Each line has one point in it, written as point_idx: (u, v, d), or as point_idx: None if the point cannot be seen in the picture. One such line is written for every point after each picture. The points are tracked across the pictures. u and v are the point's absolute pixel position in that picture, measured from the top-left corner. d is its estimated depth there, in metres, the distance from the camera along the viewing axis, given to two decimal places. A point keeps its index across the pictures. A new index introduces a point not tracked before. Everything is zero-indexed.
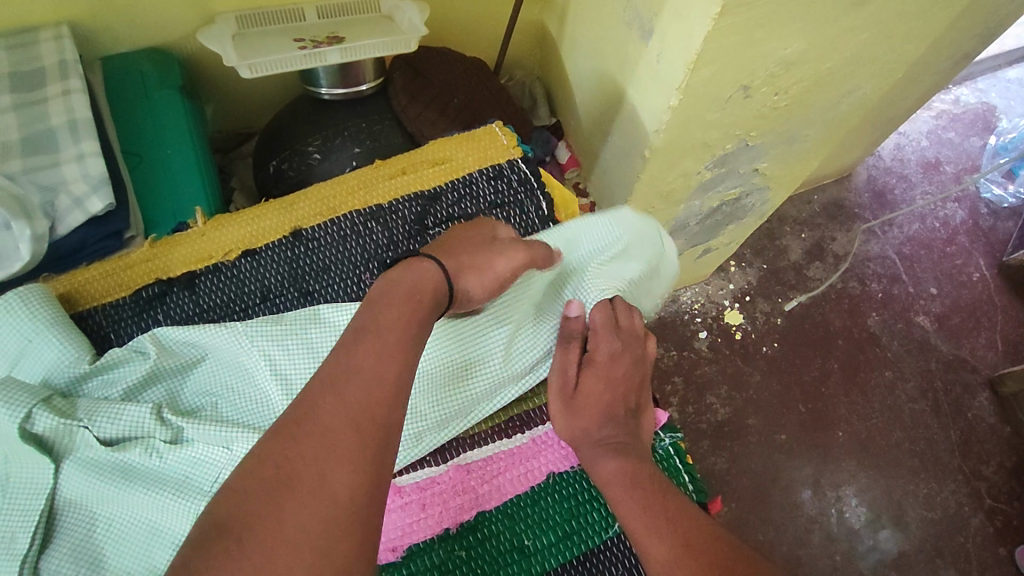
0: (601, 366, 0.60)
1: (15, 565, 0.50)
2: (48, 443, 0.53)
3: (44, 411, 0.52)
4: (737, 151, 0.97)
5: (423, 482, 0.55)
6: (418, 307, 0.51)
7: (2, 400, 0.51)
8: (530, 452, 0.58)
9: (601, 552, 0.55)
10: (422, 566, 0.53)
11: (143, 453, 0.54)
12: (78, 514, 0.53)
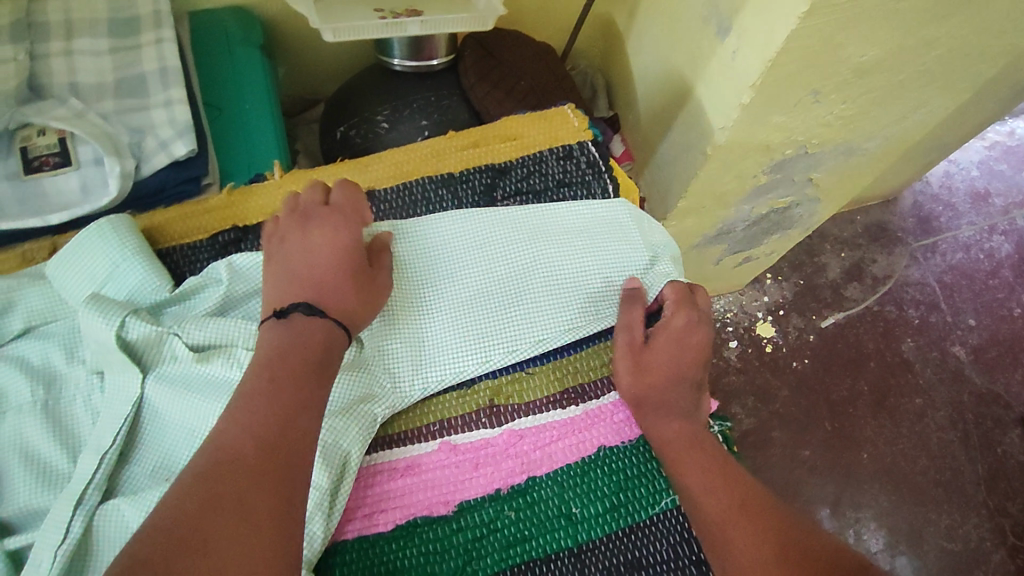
0: (675, 330, 0.61)
1: (99, 459, 0.53)
2: (138, 352, 0.56)
3: (135, 320, 0.55)
4: (796, 157, 0.96)
5: (477, 443, 0.57)
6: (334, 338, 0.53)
7: (96, 310, 0.54)
8: (584, 423, 0.59)
9: (647, 527, 0.55)
10: (471, 522, 0.54)
11: (223, 364, 0.56)
12: (161, 423, 0.56)
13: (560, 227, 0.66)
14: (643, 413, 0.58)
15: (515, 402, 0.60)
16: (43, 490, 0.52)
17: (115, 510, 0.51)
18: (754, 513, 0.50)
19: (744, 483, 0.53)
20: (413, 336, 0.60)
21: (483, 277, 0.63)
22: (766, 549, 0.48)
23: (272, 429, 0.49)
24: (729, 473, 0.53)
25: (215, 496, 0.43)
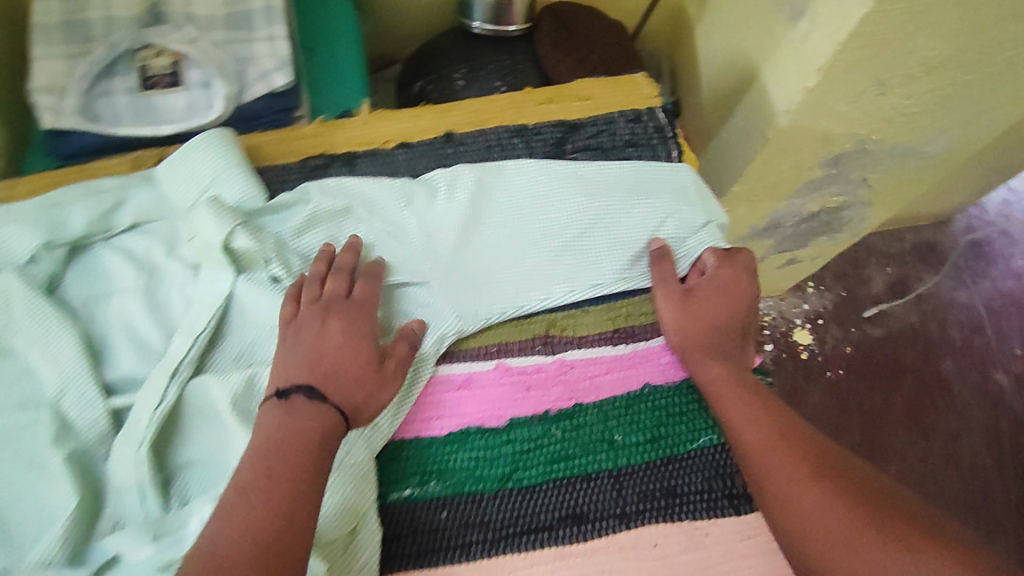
0: (715, 278, 0.64)
1: (191, 338, 0.59)
2: (237, 257, 0.61)
3: (242, 231, 0.59)
4: (854, 154, 0.97)
5: (529, 367, 0.61)
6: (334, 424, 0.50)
7: (212, 215, 0.59)
8: (632, 361, 0.62)
9: (684, 461, 0.58)
10: (520, 436, 0.58)
11: (310, 275, 0.62)
12: (246, 317, 0.62)
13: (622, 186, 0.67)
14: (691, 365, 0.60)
15: (569, 335, 0.62)
16: (141, 362, 0.59)
17: (204, 384, 0.58)
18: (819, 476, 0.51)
19: (810, 450, 0.53)
20: (475, 269, 0.62)
21: (545, 225, 0.64)
22: (838, 515, 0.49)
23: (310, 401, 0.50)
24: (795, 438, 0.54)
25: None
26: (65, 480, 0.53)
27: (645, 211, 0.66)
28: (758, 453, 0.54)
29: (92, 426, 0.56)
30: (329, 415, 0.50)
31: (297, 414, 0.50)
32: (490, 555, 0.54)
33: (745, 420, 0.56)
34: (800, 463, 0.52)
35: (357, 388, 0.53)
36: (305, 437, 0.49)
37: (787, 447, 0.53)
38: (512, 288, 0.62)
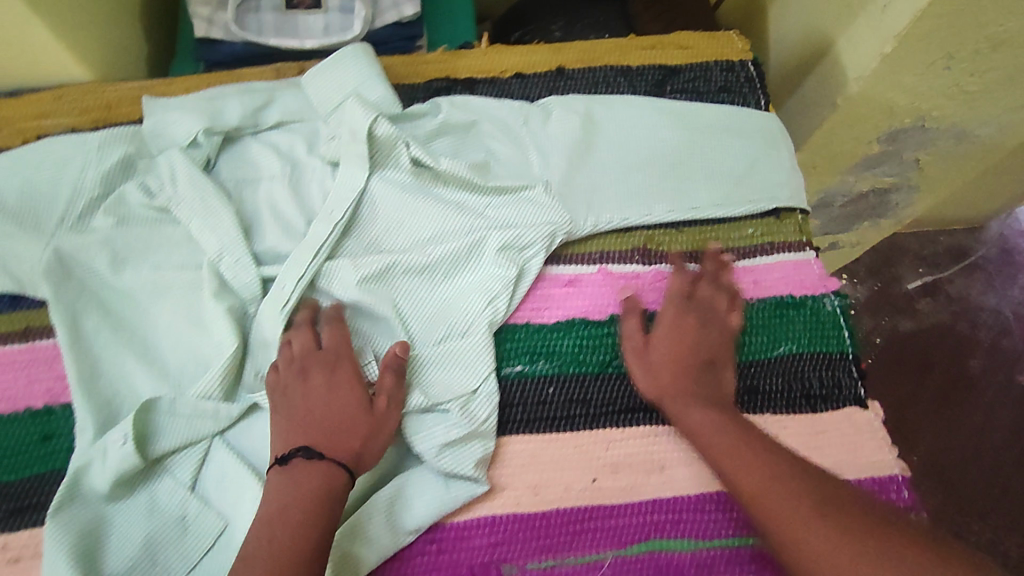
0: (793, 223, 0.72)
1: (330, 224, 0.64)
2: (376, 146, 0.67)
3: (385, 122, 0.66)
4: (910, 132, 1.02)
5: (630, 273, 0.67)
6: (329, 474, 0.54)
7: (364, 104, 0.67)
8: (721, 275, 0.67)
9: (766, 364, 0.64)
10: (620, 329, 0.65)
11: (434, 180, 0.68)
12: (372, 213, 0.67)
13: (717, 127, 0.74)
14: (676, 402, 0.59)
15: (665, 249, 0.69)
16: (287, 239, 0.66)
17: (338, 267, 0.63)
18: (823, 513, 0.50)
19: (811, 488, 0.52)
20: (585, 183, 0.69)
21: (648, 149, 0.72)
22: (841, 548, 0.48)
23: (308, 461, 0.54)
24: (797, 476, 0.53)
25: None
26: (224, 329, 0.61)
27: (737, 148, 0.73)
28: (755, 496, 0.53)
29: (245, 288, 0.63)
30: (326, 471, 0.54)
31: (296, 474, 0.53)
32: (591, 427, 0.61)
33: (740, 460, 0.55)
34: (805, 499, 0.51)
35: (350, 436, 0.56)
36: (304, 491, 0.52)
37: (785, 487, 0.52)
38: (614, 209, 0.68)
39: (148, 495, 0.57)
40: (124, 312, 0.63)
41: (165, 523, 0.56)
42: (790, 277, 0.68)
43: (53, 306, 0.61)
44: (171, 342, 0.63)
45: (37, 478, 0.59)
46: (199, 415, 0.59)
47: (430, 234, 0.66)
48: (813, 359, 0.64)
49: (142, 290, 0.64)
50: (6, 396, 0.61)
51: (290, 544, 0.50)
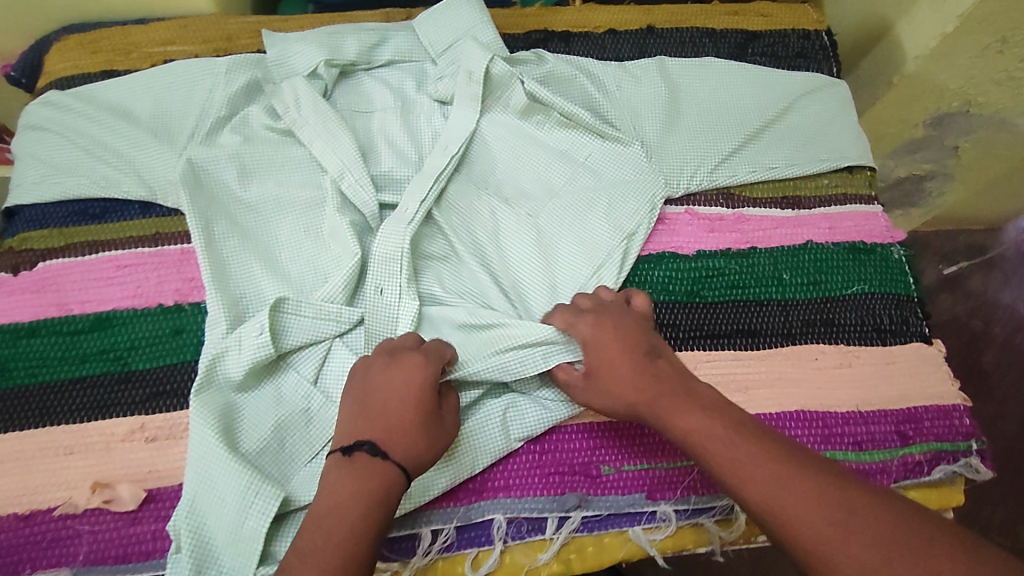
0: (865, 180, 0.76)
1: (447, 154, 0.70)
2: (490, 83, 0.73)
3: (500, 61, 0.72)
4: (955, 116, 1.04)
5: (714, 214, 0.72)
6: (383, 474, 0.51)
7: (479, 45, 0.73)
8: (797, 222, 0.73)
9: (838, 303, 0.69)
10: (706, 264, 0.70)
11: (539, 121, 0.73)
12: (481, 152, 0.72)
13: (797, 85, 0.78)
14: (656, 415, 0.53)
15: (746, 195, 0.73)
16: (400, 165, 0.71)
17: (456, 200, 0.70)
18: (821, 491, 0.45)
19: (805, 468, 0.47)
20: (672, 130, 0.73)
21: (730, 103, 0.76)
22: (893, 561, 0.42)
23: (370, 459, 0.51)
24: (784, 461, 0.47)
25: None
26: (346, 241, 0.66)
27: (814, 108, 0.77)
28: (742, 476, 0.48)
29: (364, 206, 0.68)
30: (387, 472, 0.51)
31: (356, 471, 0.51)
32: (680, 349, 0.67)
33: (719, 445, 0.49)
34: (795, 483, 0.46)
35: (410, 443, 0.53)
36: (362, 484, 0.50)
37: (771, 470, 0.47)
38: (702, 160, 0.72)
39: (275, 387, 0.62)
40: (249, 222, 0.68)
41: (290, 413, 0.61)
42: (863, 227, 0.73)
43: (188, 211, 0.65)
44: (292, 252, 0.67)
45: (171, 368, 0.63)
46: (322, 317, 0.63)
47: (538, 172, 0.71)
48: (884, 299, 0.70)
49: (267, 204, 0.69)
50: (140, 293, 0.66)
51: (337, 542, 0.48)
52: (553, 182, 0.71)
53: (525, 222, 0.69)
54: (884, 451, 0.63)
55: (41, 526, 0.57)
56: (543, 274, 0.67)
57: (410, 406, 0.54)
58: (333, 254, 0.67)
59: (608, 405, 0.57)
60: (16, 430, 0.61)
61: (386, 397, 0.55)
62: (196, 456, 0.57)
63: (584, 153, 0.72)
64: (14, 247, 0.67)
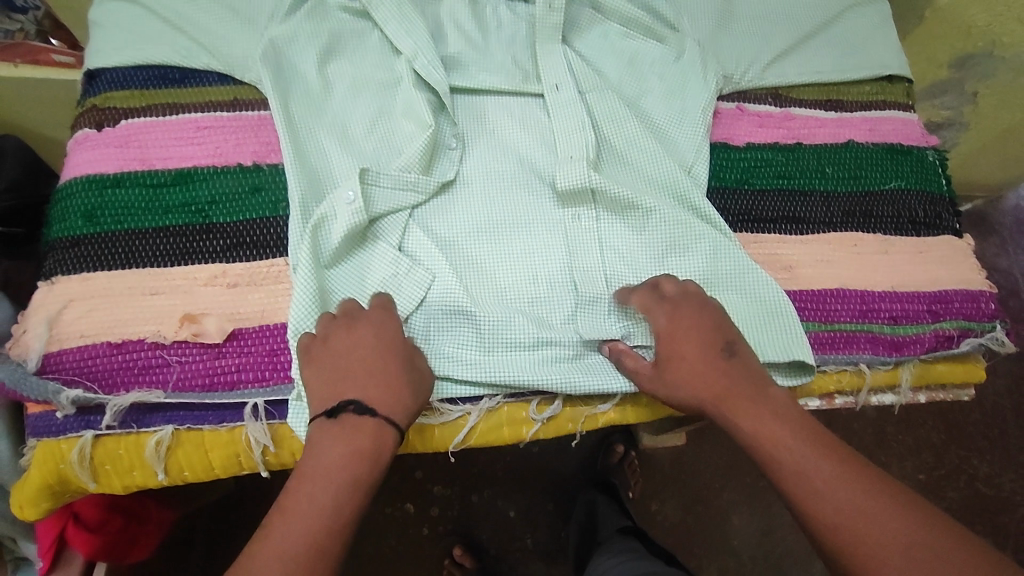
0: (902, 91, 0.80)
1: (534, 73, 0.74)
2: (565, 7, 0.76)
3: None
4: (977, 58, 1.02)
5: (762, 112, 0.76)
6: (373, 429, 0.53)
7: None
8: (838, 124, 0.77)
9: (874, 197, 0.74)
10: (754, 156, 0.74)
11: (602, 32, 0.77)
12: (567, 58, 0.74)
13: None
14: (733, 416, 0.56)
15: (794, 96, 0.77)
16: (468, 49, 0.73)
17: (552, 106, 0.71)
18: (901, 510, 0.49)
19: (910, 502, 0.50)
20: (724, 33, 0.77)
21: (779, 11, 0.79)
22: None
23: (360, 416, 0.53)
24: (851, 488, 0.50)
25: None
26: (423, 116, 0.69)
27: (858, 21, 0.81)
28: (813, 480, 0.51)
29: (435, 84, 0.69)
30: (379, 428, 0.53)
31: (347, 429, 0.53)
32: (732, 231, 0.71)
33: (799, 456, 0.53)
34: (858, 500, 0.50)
35: (390, 392, 0.55)
36: (354, 456, 0.52)
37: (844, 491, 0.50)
38: (752, 61, 0.76)
39: (370, 260, 0.65)
40: (323, 100, 0.71)
41: (381, 278, 0.64)
42: (900, 131, 0.78)
43: (266, 82, 0.68)
44: (365, 131, 0.70)
45: (249, 222, 0.66)
46: (401, 186, 0.66)
47: (618, 81, 0.75)
48: (919, 194, 0.74)
49: (341, 84, 0.72)
50: (219, 153, 0.69)
51: (318, 505, 0.49)
52: (629, 90, 0.74)
53: (609, 118, 0.71)
54: (916, 326, 0.68)
55: (133, 354, 0.60)
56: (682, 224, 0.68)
57: (375, 355, 0.57)
58: (408, 136, 0.69)
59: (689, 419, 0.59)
60: (104, 270, 0.63)
61: (347, 360, 0.56)
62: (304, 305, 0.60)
63: (651, 58, 0.76)
64: (98, 106, 0.69)
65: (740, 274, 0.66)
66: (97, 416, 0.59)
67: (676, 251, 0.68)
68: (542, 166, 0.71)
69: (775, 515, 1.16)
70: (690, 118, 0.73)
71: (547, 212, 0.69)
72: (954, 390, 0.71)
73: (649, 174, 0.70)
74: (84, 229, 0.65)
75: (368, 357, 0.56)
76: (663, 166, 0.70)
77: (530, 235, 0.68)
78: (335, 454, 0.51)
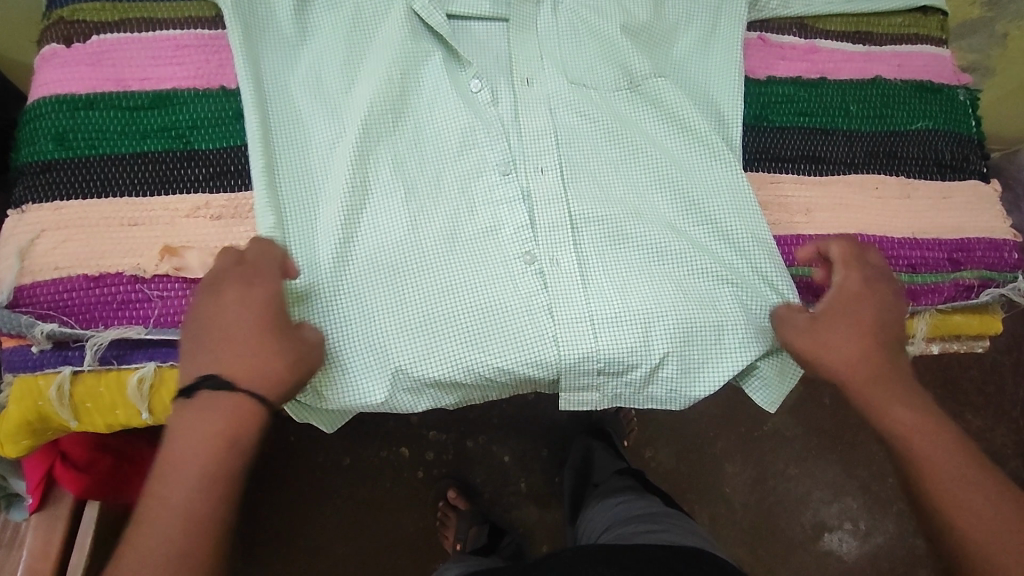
0: (935, 23, 0.74)
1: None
2: None
3: None
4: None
5: (785, 44, 0.71)
6: (231, 397, 0.49)
7: None
8: (866, 58, 0.72)
9: (899, 139, 0.69)
10: (774, 91, 0.69)
11: None
12: None
13: None
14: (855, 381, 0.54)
15: (821, 27, 0.72)
16: None
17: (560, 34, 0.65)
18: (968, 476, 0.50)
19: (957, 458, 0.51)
20: None
21: None
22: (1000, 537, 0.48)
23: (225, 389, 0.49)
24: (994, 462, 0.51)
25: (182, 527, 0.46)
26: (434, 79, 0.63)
27: None
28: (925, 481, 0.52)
29: (438, 28, 0.63)
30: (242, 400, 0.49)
31: (212, 401, 0.49)
32: (748, 169, 0.67)
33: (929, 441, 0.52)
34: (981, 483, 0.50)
35: (238, 342, 0.50)
36: (223, 418, 0.49)
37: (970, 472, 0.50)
38: None
39: (343, 239, 0.59)
40: (298, 52, 0.64)
41: (370, 248, 0.60)
42: (931, 67, 0.73)
43: (244, 7, 0.62)
44: (341, 88, 0.63)
45: (233, 150, 0.62)
46: (403, 153, 0.62)
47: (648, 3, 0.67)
48: (947, 136, 0.70)
49: (327, 12, 0.64)
50: (200, 74, 0.64)
51: (211, 433, 0.48)
52: (657, 16, 0.67)
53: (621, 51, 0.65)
54: (935, 274, 0.65)
55: (111, 288, 0.57)
56: (711, 208, 0.63)
57: (243, 318, 0.51)
58: (417, 103, 0.63)
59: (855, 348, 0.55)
60: (78, 199, 0.59)
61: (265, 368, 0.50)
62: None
63: None
64: (65, 19, 0.63)
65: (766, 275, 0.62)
66: (76, 352, 0.57)
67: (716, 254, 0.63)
68: (535, 156, 0.63)
69: (767, 464, 1.16)
70: (709, 49, 0.68)
71: (543, 204, 0.62)
72: (968, 341, 0.68)
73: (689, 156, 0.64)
74: (56, 153, 0.60)
75: (232, 306, 0.51)
76: (695, 132, 0.64)
77: (512, 232, 0.61)
78: (218, 416, 0.49)
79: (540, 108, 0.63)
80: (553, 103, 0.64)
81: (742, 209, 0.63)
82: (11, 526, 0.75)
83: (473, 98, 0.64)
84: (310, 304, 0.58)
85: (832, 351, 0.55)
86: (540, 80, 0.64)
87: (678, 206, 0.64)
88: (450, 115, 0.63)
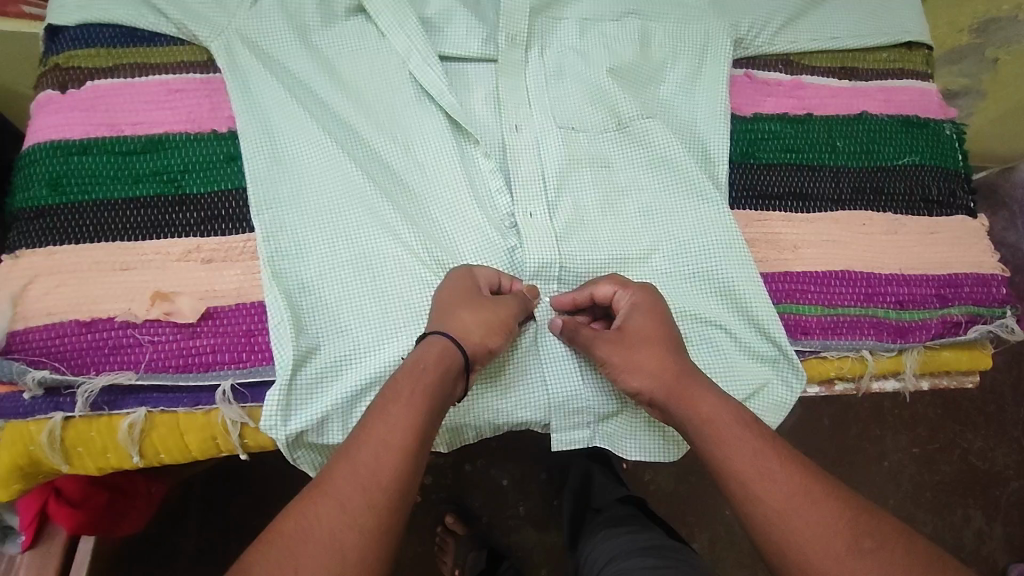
0: (919, 57, 0.75)
1: (539, 48, 0.68)
2: None
3: None
4: (1004, 23, 0.90)
5: (771, 80, 0.72)
6: (429, 358, 0.51)
7: None
8: (853, 93, 0.72)
9: (886, 173, 0.70)
10: (762, 126, 0.70)
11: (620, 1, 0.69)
12: (573, 29, 0.69)
13: None
14: (684, 389, 0.53)
15: (808, 63, 0.73)
16: (456, 16, 0.67)
17: (553, 86, 0.67)
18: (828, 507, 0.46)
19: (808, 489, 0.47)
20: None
21: None
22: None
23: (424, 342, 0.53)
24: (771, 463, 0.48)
25: (343, 502, 0.44)
26: (429, 131, 0.64)
27: None
28: (786, 513, 0.46)
29: (432, 86, 0.64)
30: (441, 349, 0.52)
31: (418, 352, 0.52)
32: (735, 207, 0.67)
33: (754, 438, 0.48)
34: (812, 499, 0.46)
35: (467, 319, 0.54)
36: (418, 369, 0.50)
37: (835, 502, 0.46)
38: (767, 24, 0.70)
39: (353, 278, 0.60)
40: (306, 96, 0.65)
41: (365, 294, 0.60)
42: (917, 101, 0.73)
43: (250, 66, 0.64)
44: (338, 132, 0.64)
45: (224, 193, 0.63)
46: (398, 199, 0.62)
47: (639, 55, 0.68)
48: (933, 170, 0.71)
49: (325, 62, 0.65)
50: (192, 119, 0.65)
51: (411, 403, 0.48)
52: (649, 66, 0.68)
53: (612, 99, 0.66)
54: (923, 311, 0.66)
55: (103, 333, 0.58)
56: (704, 252, 0.63)
57: (459, 294, 0.55)
58: (422, 148, 0.64)
59: (656, 371, 0.54)
60: (70, 245, 0.60)
61: (486, 332, 0.54)
62: (286, 314, 0.57)
63: (662, 22, 0.69)
64: (60, 65, 0.64)
65: (760, 322, 0.62)
66: (67, 399, 0.57)
67: (710, 293, 0.63)
68: (531, 197, 0.63)
69: None
70: (697, 91, 0.69)
71: (539, 247, 0.62)
72: (959, 376, 0.68)
73: (684, 200, 0.65)
74: (49, 199, 0.61)
75: (460, 294, 0.55)
76: (690, 179, 0.65)
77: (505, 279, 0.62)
78: (410, 374, 0.50)
79: (530, 157, 0.64)
80: (543, 147, 0.65)
81: (731, 246, 0.63)
82: (5, 558, 0.73)
83: (466, 147, 0.65)
84: (320, 343, 0.58)
85: (634, 371, 0.54)
86: (529, 127, 0.65)
87: (672, 250, 0.64)
88: (444, 163, 0.64)
